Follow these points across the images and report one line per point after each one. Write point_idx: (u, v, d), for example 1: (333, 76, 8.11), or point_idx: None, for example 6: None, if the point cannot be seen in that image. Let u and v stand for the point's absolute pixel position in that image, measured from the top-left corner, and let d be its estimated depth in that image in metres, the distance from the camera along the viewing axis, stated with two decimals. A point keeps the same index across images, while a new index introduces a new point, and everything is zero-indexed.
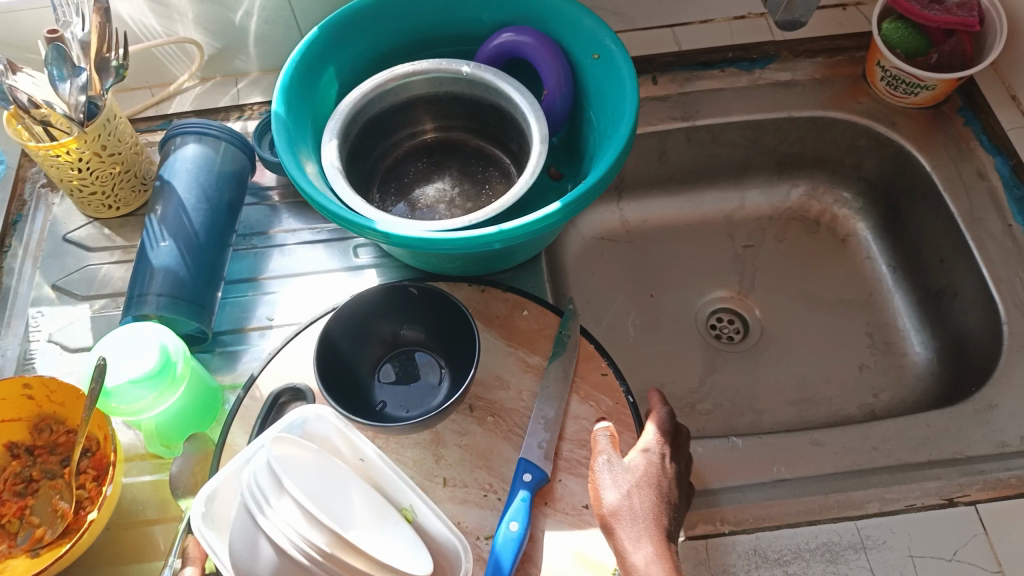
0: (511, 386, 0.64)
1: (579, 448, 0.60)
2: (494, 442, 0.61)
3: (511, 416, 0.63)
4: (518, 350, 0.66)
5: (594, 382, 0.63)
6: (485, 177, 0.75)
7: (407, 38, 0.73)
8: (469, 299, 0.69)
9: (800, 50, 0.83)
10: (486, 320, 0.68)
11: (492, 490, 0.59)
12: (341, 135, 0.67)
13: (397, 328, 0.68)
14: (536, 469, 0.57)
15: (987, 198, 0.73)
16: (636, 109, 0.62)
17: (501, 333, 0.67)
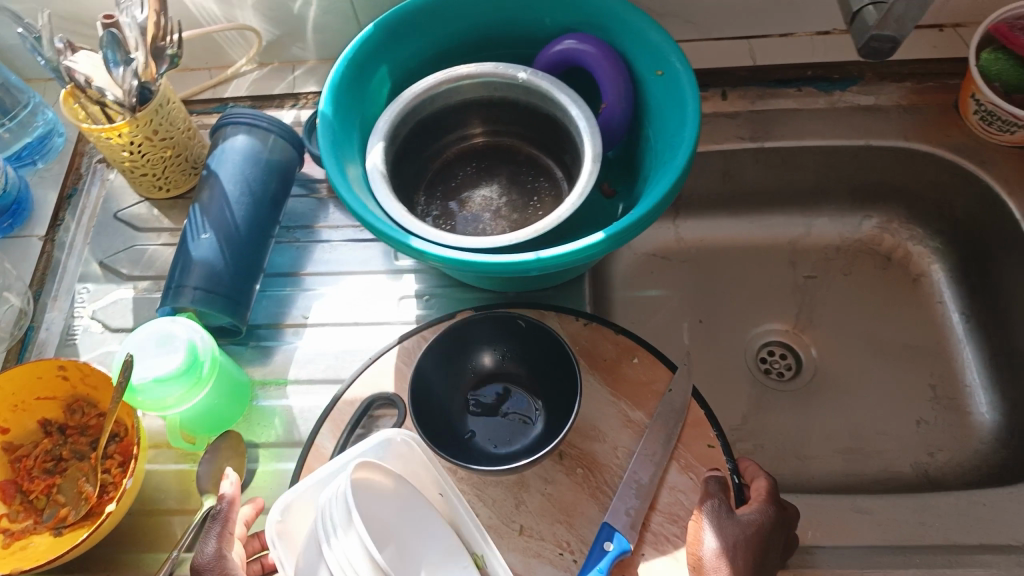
0: (606, 440, 0.61)
1: (669, 523, 0.56)
2: (580, 498, 0.58)
3: (600, 473, 0.59)
4: (621, 402, 0.62)
5: (698, 453, 0.59)
6: (534, 187, 0.72)
7: (468, 36, 0.71)
8: (577, 335, 0.66)
9: (887, 72, 0.77)
10: (592, 363, 0.64)
11: (568, 549, 0.56)
12: (388, 137, 0.66)
13: (496, 358, 0.65)
14: (621, 539, 0.53)
15: None
16: (693, 142, 0.58)
17: (605, 380, 0.63)
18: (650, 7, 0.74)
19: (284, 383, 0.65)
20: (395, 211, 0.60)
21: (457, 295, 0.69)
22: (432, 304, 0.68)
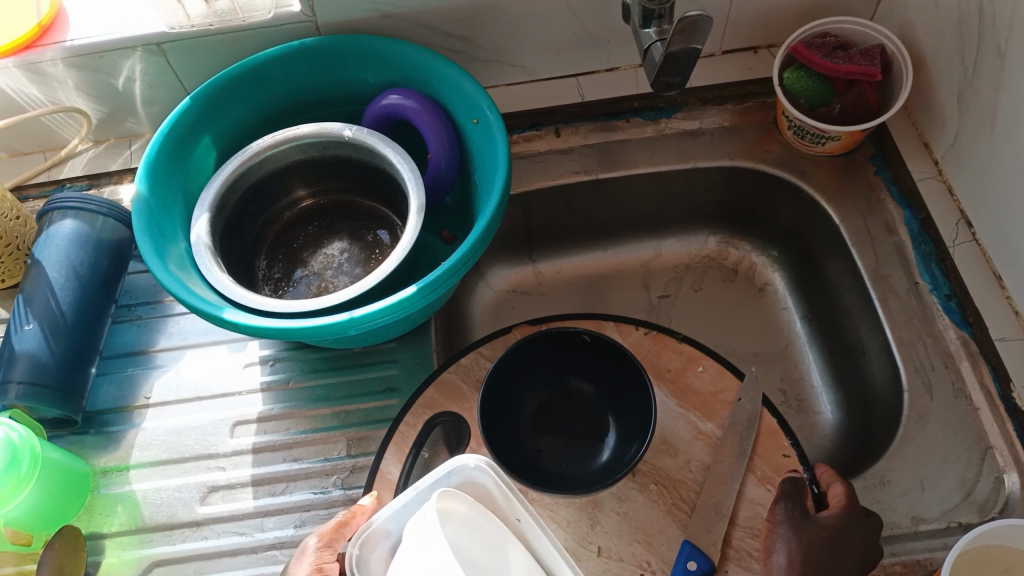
0: (680, 455, 0.62)
1: (749, 539, 0.58)
2: (657, 517, 0.60)
3: (678, 489, 0.61)
4: (689, 414, 0.64)
5: (774, 463, 0.60)
6: (376, 242, 0.73)
7: (294, 100, 0.72)
8: (640, 344, 0.67)
9: (708, 96, 0.80)
10: (658, 374, 0.66)
11: (649, 570, 0.58)
12: (215, 207, 0.66)
13: (567, 376, 0.68)
14: (704, 560, 0.55)
15: (893, 253, 0.70)
16: (503, 188, 0.61)
17: (671, 392, 0.65)
18: (473, 55, 0.76)
19: (126, 470, 0.64)
20: (218, 282, 0.60)
21: (302, 355, 0.68)
22: (280, 366, 0.68)
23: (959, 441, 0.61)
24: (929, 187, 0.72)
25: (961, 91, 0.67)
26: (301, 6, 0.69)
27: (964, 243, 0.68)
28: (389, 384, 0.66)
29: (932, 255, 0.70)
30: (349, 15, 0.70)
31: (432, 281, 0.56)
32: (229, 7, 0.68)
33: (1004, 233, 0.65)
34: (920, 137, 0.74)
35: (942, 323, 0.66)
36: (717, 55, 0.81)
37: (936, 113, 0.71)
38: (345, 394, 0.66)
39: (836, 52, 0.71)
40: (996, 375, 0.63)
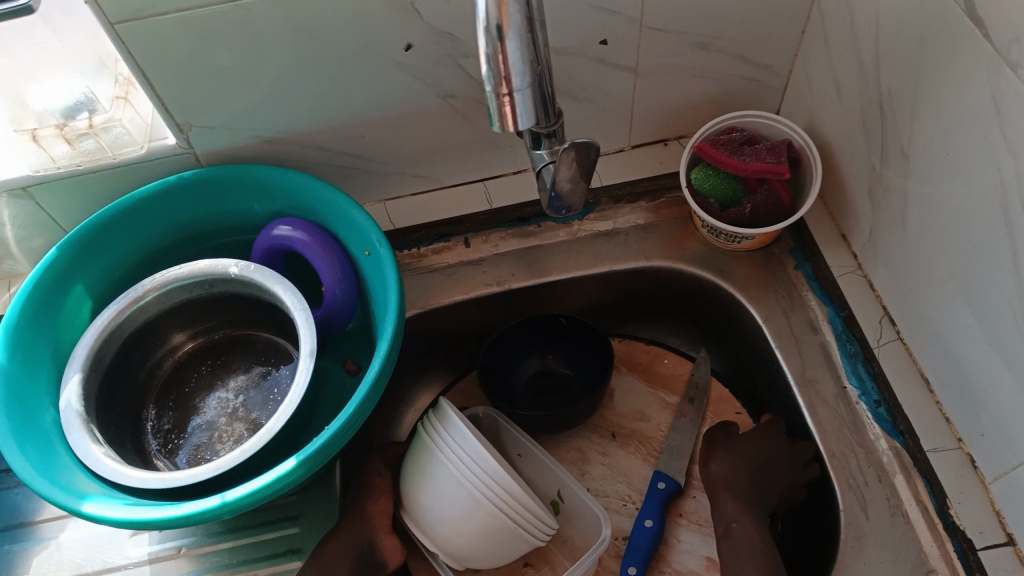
0: (651, 419, 0.77)
1: None
2: (635, 462, 0.75)
3: (651, 443, 0.75)
4: (658, 392, 0.78)
5: (728, 418, 0.76)
6: (274, 380, 0.68)
7: (178, 235, 0.68)
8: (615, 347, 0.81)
9: (621, 194, 0.78)
10: (631, 368, 0.80)
11: (630, 500, 0.73)
12: (88, 365, 0.60)
13: (540, 360, 0.81)
14: (670, 481, 0.70)
15: (820, 356, 0.67)
16: (393, 333, 0.56)
17: (643, 378, 0.79)
18: (371, 170, 0.73)
19: None
20: (88, 458, 0.55)
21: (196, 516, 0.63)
22: (171, 532, 0.63)
23: (899, 567, 0.57)
24: (849, 282, 0.69)
25: (870, 186, 0.65)
26: (175, 138, 0.65)
27: (889, 342, 0.65)
28: (288, 546, 0.61)
29: (858, 355, 0.66)
30: (230, 144, 0.66)
31: (312, 450, 0.51)
32: (97, 146, 0.64)
33: (927, 333, 0.61)
34: (838, 228, 0.71)
35: (873, 432, 0.62)
36: (626, 149, 0.78)
37: (848, 205, 0.69)
38: (240, 559, 0.61)
39: (744, 149, 0.69)
40: (932, 489, 0.59)
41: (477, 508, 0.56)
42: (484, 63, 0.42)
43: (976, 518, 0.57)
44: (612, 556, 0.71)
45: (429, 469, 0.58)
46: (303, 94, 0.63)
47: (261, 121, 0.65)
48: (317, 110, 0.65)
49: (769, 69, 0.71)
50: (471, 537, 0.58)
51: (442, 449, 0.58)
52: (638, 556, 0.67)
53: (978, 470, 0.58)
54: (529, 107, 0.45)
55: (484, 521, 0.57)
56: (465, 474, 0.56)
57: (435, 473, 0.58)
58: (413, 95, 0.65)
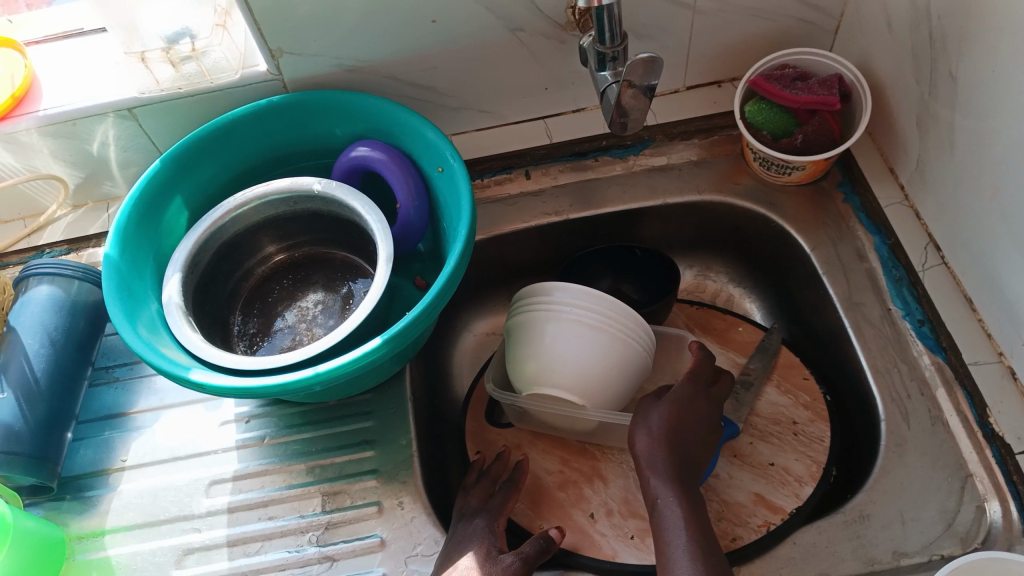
0: None
1: (771, 423, 0.71)
2: None
3: None
4: (728, 351, 0.78)
5: (794, 381, 0.73)
6: (350, 292, 0.73)
7: (265, 156, 0.74)
8: (692, 315, 0.81)
9: (676, 132, 0.81)
10: (705, 331, 0.80)
11: None
12: (187, 267, 0.66)
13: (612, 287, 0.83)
14: (731, 422, 0.69)
15: (866, 282, 0.70)
16: (466, 236, 0.61)
17: (716, 341, 0.79)
18: (439, 103, 0.78)
19: (100, 536, 0.64)
20: (189, 341, 0.60)
21: (278, 411, 0.69)
22: (255, 423, 0.68)
23: (939, 470, 0.60)
24: (896, 212, 0.71)
25: (919, 115, 0.67)
26: (266, 65, 0.70)
27: (934, 266, 0.68)
28: (362, 437, 0.66)
29: (903, 280, 0.69)
30: (312, 72, 0.71)
31: (394, 332, 0.56)
32: (196, 70, 0.69)
33: (973, 255, 0.64)
34: (886, 162, 0.74)
35: (917, 349, 0.66)
36: (681, 90, 0.82)
37: (897, 138, 0.71)
38: (319, 448, 0.66)
39: (795, 83, 0.72)
40: (973, 401, 0.62)
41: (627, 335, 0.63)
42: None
43: (1015, 425, 0.59)
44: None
45: (605, 341, 0.62)
46: (382, 23, 0.68)
47: (342, 49, 0.70)
48: (394, 39, 0.70)
49: (822, 10, 0.74)
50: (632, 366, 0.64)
51: (623, 327, 0.63)
52: None
53: (1018, 381, 0.61)
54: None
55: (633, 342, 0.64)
56: (603, 316, 0.62)
57: (584, 338, 0.62)
58: (481, 28, 0.70)
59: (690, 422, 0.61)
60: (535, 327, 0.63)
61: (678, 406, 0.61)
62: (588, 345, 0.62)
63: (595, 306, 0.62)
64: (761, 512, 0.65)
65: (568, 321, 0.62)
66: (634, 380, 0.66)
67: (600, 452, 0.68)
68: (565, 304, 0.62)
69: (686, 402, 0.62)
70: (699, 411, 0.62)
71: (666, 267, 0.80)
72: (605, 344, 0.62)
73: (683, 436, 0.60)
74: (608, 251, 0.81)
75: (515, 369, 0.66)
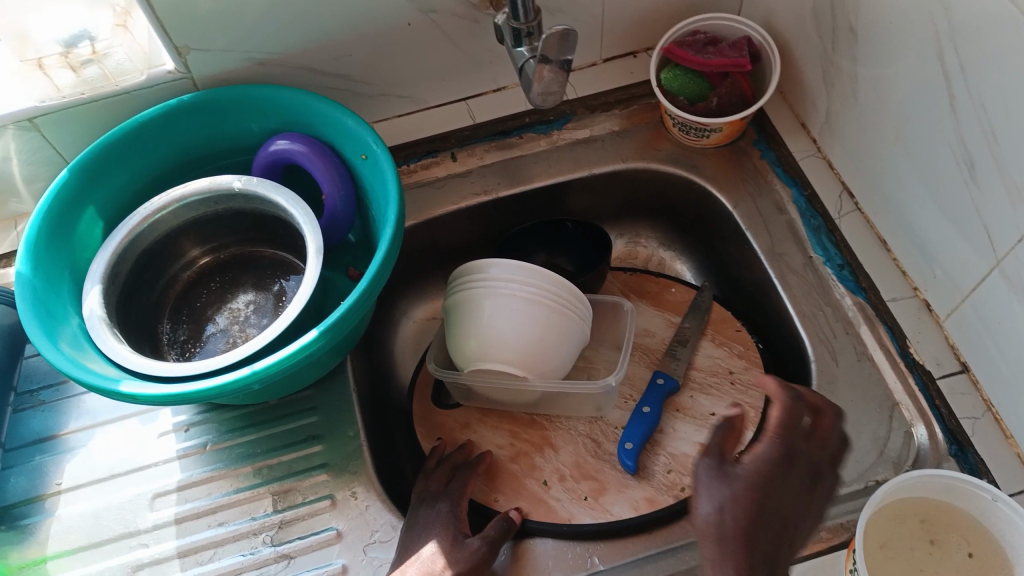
0: (657, 335, 0.75)
1: (709, 375, 0.70)
2: (639, 370, 0.72)
3: (655, 353, 0.74)
4: (664, 313, 0.77)
5: (729, 333, 0.72)
6: (282, 289, 0.72)
7: (180, 158, 0.72)
8: (626, 282, 0.81)
9: (595, 104, 0.82)
10: (639, 297, 0.79)
11: (630, 399, 0.69)
12: (107, 278, 0.64)
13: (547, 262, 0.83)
14: (669, 376, 0.68)
15: (787, 233, 0.73)
16: (396, 220, 0.61)
17: (650, 305, 0.78)
18: (358, 91, 0.77)
19: (42, 563, 0.61)
20: (116, 353, 0.58)
21: (218, 416, 0.67)
22: (195, 431, 0.66)
23: (869, 403, 0.63)
24: (810, 164, 0.74)
25: (824, 69, 0.70)
26: (173, 63, 0.68)
27: (849, 213, 0.71)
28: (309, 433, 0.65)
29: (822, 228, 0.72)
30: (223, 68, 0.70)
31: (330, 322, 0.55)
32: (99, 74, 0.67)
33: (884, 198, 0.67)
34: (796, 117, 0.77)
35: (839, 292, 0.69)
36: (598, 63, 0.83)
37: (805, 94, 0.74)
38: (264, 448, 0.65)
39: (707, 48, 0.74)
40: (894, 334, 0.65)
41: (569, 302, 0.64)
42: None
43: (934, 352, 0.63)
44: (612, 441, 0.66)
45: (550, 314, 0.63)
46: (292, 13, 0.66)
47: (252, 42, 0.68)
48: (305, 28, 0.68)
49: None
50: (577, 330, 0.66)
51: (565, 296, 0.64)
52: (636, 433, 0.64)
53: (933, 312, 0.64)
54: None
55: (576, 307, 0.65)
56: (546, 288, 0.63)
57: (532, 314, 0.62)
58: (394, 11, 0.69)
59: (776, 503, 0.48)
60: (480, 308, 0.63)
61: (764, 480, 0.48)
62: (539, 319, 0.63)
63: (531, 279, 0.63)
64: None
65: (513, 300, 0.62)
66: (574, 351, 0.66)
67: (548, 422, 0.68)
68: (506, 281, 0.63)
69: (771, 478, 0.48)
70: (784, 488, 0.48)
71: (598, 237, 0.81)
72: (552, 315, 0.63)
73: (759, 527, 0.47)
74: (538, 226, 0.81)
75: (462, 353, 0.65)
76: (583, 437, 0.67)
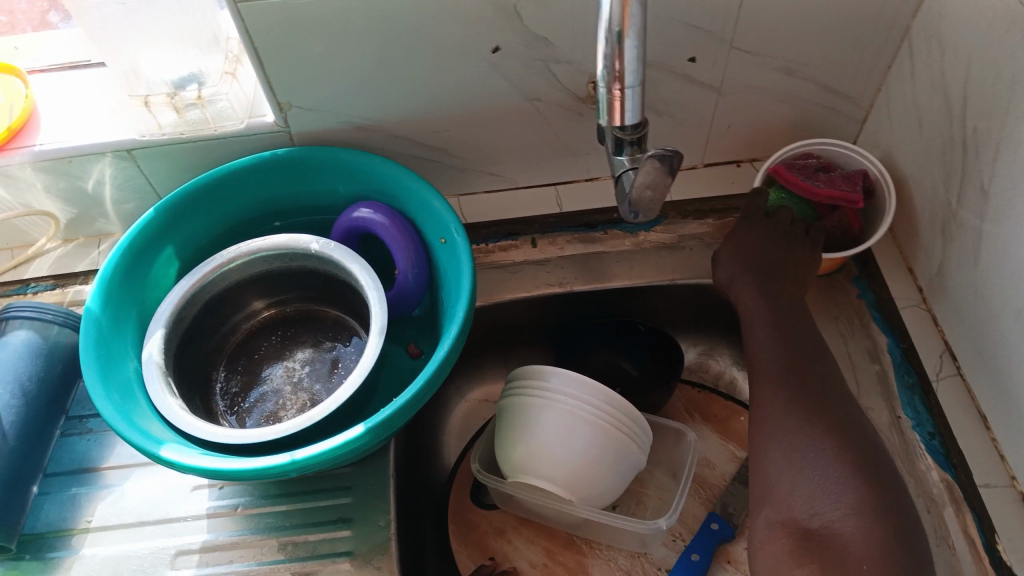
0: (717, 468, 0.71)
1: None
2: (693, 505, 0.68)
3: (711, 489, 0.69)
4: (729, 444, 0.73)
5: None
6: (339, 355, 0.71)
7: (263, 208, 0.72)
8: (694, 398, 0.77)
9: (688, 209, 0.79)
10: (705, 419, 0.75)
11: (679, 536, 0.65)
12: (171, 322, 0.64)
13: (614, 361, 0.79)
14: (725, 523, 0.64)
15: (876, 386, 0.68)
16: (465, 317, 0.59)
17: (715, 431, 0.74)
18: (449, 163, 0.75)
19: None
20: (165, 408, 0.58)
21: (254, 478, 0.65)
22: (228, 491, 0.65)
23: None
24: (911, 315, 0.69)
25: (942, 219, 0.65)
26: (274, 116, 0.68)
27: (948, 376, 0.65)
28: (339, 514, 0.63)
29: (915, 386, 0.66)
30: (321, 126, 0.69)
31: (379, 420, 0.53)
32: (201, 117, 0.67)
33: (991, 371, 0.61)
34: (904, 261, 0.72)
35: (925, 464, 0.62)
36: (699, 166, 0.80)
37: (918, 239, 0.69)
38: (294, 522, 0.63)
39: (818, 173, 0.71)
40: (982, 525, 0.59)
41: (634, 428, 0.61)
42: (601, 60, 0.48)
43: None
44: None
45: (616, 443, 0.60)
46: (397, 83, 0.66)
47: (353, 106, 0.68)
48: (407, 98, 0.67)
49: (849, 99, 0.72)
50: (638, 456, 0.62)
51: (632, 424, 0.61)
52: None
53: None
54: (637, 103, 0.51)
55: (640, 432, 0.62)
56: (616, 414, 0.60)
57: (599, 442, 0.59)
58: (498, 93, 0.68)
59: (805, 373, 0.62)
60: (544, 429, 0.60)
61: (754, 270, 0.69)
62: (605, 447, 0.59)
63: (594, 398, 0.59)
64: None
65: (582, 426, 0.59)
66: (626, 476, 0.63)
67: (587, 547, 0.65)
68: (576, 406, 0.59)
69: (783, 352, 0.63)
70: (796, 356, 0.63)
71: (672, 349, 0.77)
72: (619, 443, 0.60)
73: (811, 406, 0.59)
74: (609, 324, 0.78)
75: (516, 468, 0.62)
76: (622, 572, 0.64)
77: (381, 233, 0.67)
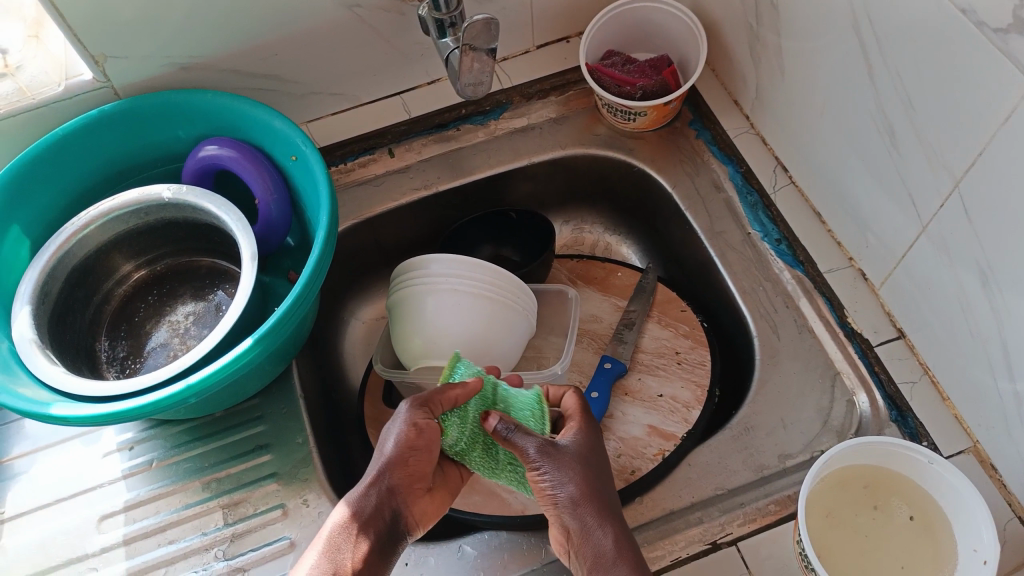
0: (604, 320, 0.76)
1: (656, 357, 0.72)
2: (588, 354, 0.74)
3: (604, 338, 0.75)
4: (612, 298, 0.78)
5: (674, 314, 0.74)
6: (222, 298, 0.71)
7: (106, 170, 0.70)
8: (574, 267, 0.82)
9: (531, 92, 0.82)
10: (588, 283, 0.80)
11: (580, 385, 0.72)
12: (37, 297, 0.62)
13: (495, 250, 0.83)
14: (617, 361, 0.70)
15: (724, 211, 0.73)
16: (331, 220, 0.60)
17: (599, 290, 0.79)
18: (287, 91, 0.75)
19: None
20: (48, 375, 0.57)
21: (164, 431, 0.66)
22: (141, 449, 0.65)
23: (811, 371, 0.63)
24: (744, 141, 0.74)
25: (751, 46, 0.70)
26: (92, 72, 0.66)
27: (784, 187, 0.71)
28: (256, 443, 0.64)
29: (758, 204, 0.72)
30: (143, 75, 0.67)
31: (266, 330, 0.54)
32: (14, 89, 0.65)
33: (815, 172, 0.67)
34: (729, 94, 0.77)
35: (778, 266, 0.69)
36: (531, 50, 0.82)
37: (736, 71, 0.74)
38: (213, 461, 0.63)
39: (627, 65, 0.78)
40: (832, 305, 0.65)
41: (523, 297, 0.66)
42: None
43: (871, 320, 0.63)
44: None
45: (513, 313, 0.64)
46: (211, 14, 0.64)
47: (173, 47, 0.66)
48: (226, 30, 0.66)
49: None
50: (529, 321, 0.67)
51: (521, 294, 0.65)
52: None
53: (868, 281, 0.65)
54: None
55: (527, 299, 0.67)
56: (506, 287, 0.64)
57: (498, 314, 0.63)
58: (314, 8, 0.67)
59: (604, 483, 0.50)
60: (446, 312, 0.62)
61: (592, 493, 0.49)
62: (504, 318, 0.64)
63: (472, 273, 0.62)
64: (656, 441, 0.65)
65: (482, 302, 0.62)
66: (519, 340, 0.67)
67: None
68: (474, 287, 0.62)
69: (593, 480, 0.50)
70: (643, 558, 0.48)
71: (543, 227, 0.80)
72: (515, 312, 0.65)
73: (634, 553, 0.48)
74: (481, 215, 0.81)
75: (425, 357, 0.64)
76: None
77: (237, 166, 0.67)
